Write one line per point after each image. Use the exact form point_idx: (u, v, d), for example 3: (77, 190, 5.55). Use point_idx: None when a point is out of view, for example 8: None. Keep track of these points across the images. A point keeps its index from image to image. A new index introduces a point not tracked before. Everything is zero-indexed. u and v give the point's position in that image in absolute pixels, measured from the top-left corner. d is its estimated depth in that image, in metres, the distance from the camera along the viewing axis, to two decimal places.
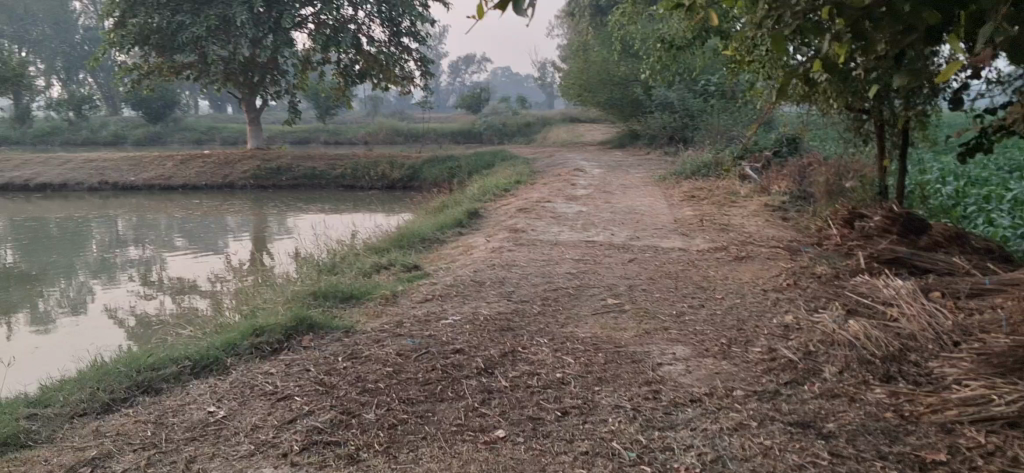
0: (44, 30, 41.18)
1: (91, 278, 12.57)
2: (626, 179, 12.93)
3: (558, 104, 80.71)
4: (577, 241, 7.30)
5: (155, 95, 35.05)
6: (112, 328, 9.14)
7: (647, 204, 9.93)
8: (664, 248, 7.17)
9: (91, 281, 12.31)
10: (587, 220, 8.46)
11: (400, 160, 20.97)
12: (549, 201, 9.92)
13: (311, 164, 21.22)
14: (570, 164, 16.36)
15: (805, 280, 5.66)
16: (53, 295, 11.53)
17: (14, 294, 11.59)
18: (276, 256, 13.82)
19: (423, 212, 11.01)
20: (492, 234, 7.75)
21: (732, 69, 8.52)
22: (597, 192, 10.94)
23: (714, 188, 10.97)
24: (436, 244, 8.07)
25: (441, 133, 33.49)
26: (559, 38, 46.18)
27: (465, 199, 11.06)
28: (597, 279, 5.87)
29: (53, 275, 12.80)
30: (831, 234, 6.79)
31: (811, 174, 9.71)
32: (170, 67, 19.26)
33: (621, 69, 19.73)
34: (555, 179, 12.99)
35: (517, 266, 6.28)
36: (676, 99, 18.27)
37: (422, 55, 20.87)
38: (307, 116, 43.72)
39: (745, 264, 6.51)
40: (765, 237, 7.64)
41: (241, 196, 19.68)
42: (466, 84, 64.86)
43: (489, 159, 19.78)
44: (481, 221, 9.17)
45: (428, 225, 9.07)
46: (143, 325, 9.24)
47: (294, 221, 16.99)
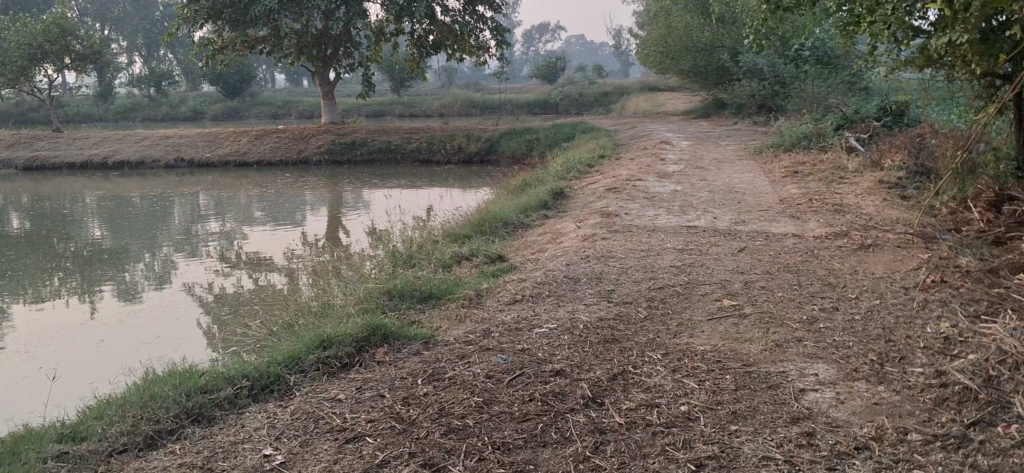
0: (125, 8, 41.51)
1: (174, 252, 12.37)
2: (719, 153, 12.10)
3: (633, 73, 79.18)
4: (677, 227, 6.60)
5: (232, 70, 35.09)
6: (189, 306, 8.83)
7: (747, 182, 9.14)
8: (775, 233, 6.42)
9: (174, 255, 12.11)
10: (684, 201, 7.74)
11: (476, 133, 20.38)
12: (639, 179, 9.19)
13: (385, 138, 20.78)
14: (655, 136, 15.54)
15: (954, 276, 4.86)
16: (139, 268, 11.35)
17: (99, 268, 11.43)
18: (353, 232, 13.41)
19: (504, 191, 10.40)
20: (580, 218, 7.09)
21: (846, 32, 7.67)
22: (690, 168, 10.17)
23: (818, 163, 10.10)
24: (520, 229, 7.45)
25: (517, 104, 32.85)
26: (636, 4, 44.93)
27: (547, 176, 10.41)
28: (706, 275, 5.17)
29: (134, 248, 12.63)
30: (974, 218, 5.94)
31: (931, 146, 8.78)
32: (243, 41, 18.96)
33: (706, 35, 18.75)
34: (642, 153, 12.23)
35: (613, 257, 5.62)
36: (766, 65, 17.27)
37: (497, 24, 20.16)
38: (382, 88, 43.46)
39: (872, 254, 5.72)
40: (888, 220, 6.81)
41: (316, 172, 19.36)
42: (541, 53, 63.91)
43: (568, 130, 19.06)
44: (567, 202, 8.52)
45: (509, 206, 8.45)
46: (221, 304, 8.91)
47: (369, 197, 16.57)
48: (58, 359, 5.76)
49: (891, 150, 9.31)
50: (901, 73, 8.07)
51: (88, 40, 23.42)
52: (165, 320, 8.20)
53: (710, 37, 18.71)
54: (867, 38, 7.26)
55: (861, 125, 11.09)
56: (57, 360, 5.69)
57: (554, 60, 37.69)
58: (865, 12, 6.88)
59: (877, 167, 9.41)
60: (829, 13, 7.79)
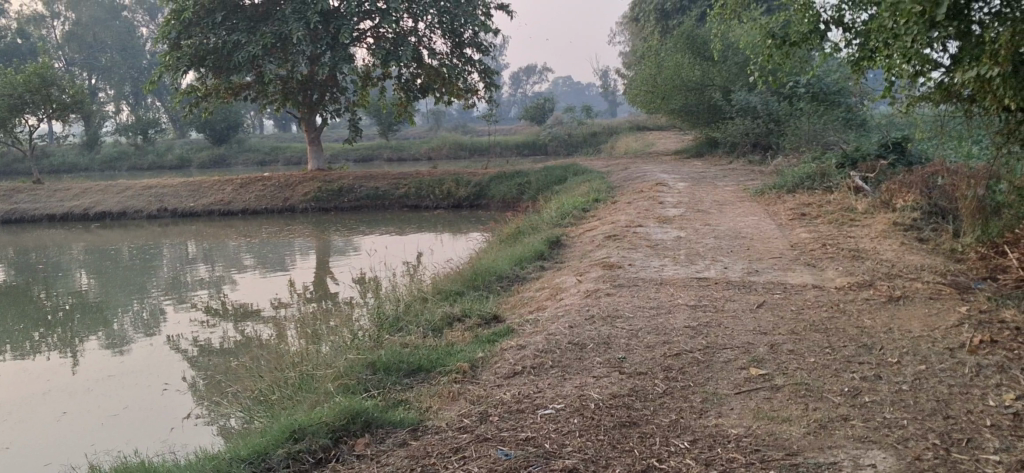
0: (111, 55, 41.38)
1: (162, 299, 11.93)
2: (719, 195, 11.64)
3: (621, 112, 79.16)
4: (686, 279, 6.10)
5: (218, 117, 34.69)
6: (174, 359, 8.39)
7: (753, 225, 8.65)
8: (792, 285, 5.92)
9: (162, 303, 11.67)
10: (690, 248, 7.24)
11: (465, 176, 19.90)
12: (640, 224, 8.71)
13: (373, 184, 20.26)
14: (650, 177, 15.09)
15: (1004, 337, 4.35)
16: (124, 317, 10.89)
17: (82, 318, 10.96)
18: (340, 280, 12.89)
19: (497, 239, 9.91)
20: (579, 272, 6.58)
21: (857, 64, 7.30)
22: (692, 211, 9.68)
23: (825, 205, 9.64)
24: (515, 283, 6.93)
25: (506, 146, 32.46)
26: (623, 45, 44.83)
27: (542, 223, 9.92)
28: (726, 336, 4.65)
29: (118, 297, 12.16)
30: (1011, 266, 5.44)
31: (946, 185, 8.32)
32: (227, 88, 18.52)
33: (697, 73, 18.36)
34: (640, 196, 11.74)
35: (620, 317, 5.10)
36: (760, 102, 16.87)
37: (486, 66, 19.75)
38: (369, 132, 43.07)
39: (904, 308, 5.22)
40: (913, 267, 6.32)
41: (301, 220, 18.84)
42: (528, 95, 63.85)
43: (560, 173, 18.61)
44: (565, 252, 8.01)
45: (503, 257, 7.95)
46: (206, 357, 8.43)
47: (357, 243, 16.07)
48: (14, 453, 5.28)
49: (902, 189, 8.85)
50: (915, 109, 7.63)
51: (70, 89, 22.97)
52: (144, 376, 7.72)
53: (701, 75, 18.33)
54: (882, 72, 6.88)
55: (865, 163, 10.66)
56: (13, 457, 5.21)
57: (543, 102, 37.38)
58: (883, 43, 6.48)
59: (887, 207, 8.95)
60: (839, 47, 7.40)
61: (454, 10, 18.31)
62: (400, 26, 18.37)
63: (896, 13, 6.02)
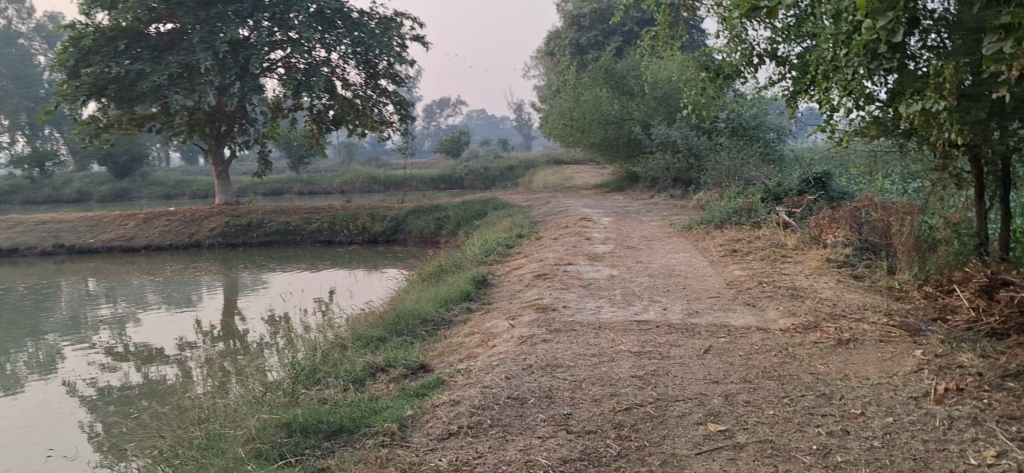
0: (5, 85, 39.35)
1: (59, 339, 11.11)
2: (643, 230, 11.41)
3: (535, 146, 79.40)
4: (625, 322, 5.75)
5: (121, 148, 33.35)
6: (69, 407, 7.69)
7: (684, 262, 8.40)
8: (735, 327, 5.64)
9: (59, 343, 10.86)
10: (623, 288, 6.93)
11: (381, 211, 19.38)
12: (569, 262, 8.37)
13: (285, 218, 19.56)
14: (573, 212, 14.84)
15: (969, 385, 4.11)
16: (17, 359, 10.06)
17: None
18: (251, 318, 12.22)
19: (417, 278, 9.45)
20: (510, 315, 6.18)
21: (792, 98, 7.15)
22: (620, 248, 9.40)
23: (754, 240, 9.47)
24: (441, 328, 6.48)
25: (422, 179, 32.01)
26: (538, 79, 44.95)
27: (466, 260, 9.51)
28: (676, 387, 4.31)
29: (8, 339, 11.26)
30: (961, 306, 5.26)
31: (876, 221, 8.23)
32: (130, 119, 17.65)
33: (616, 107, 18.26)
34: (563, 232, 11.43)
35: (560, 366, 4.71)
36: (679, 137, 16.78)
37: (402, 99, 19.33)
38: (280, 166, 42.05)
39: (855, 352, 4.96)
40: (854, 307, 6.12)
41: (209, 256, 18.02)
42: (442, 128, 63.52)
43: (479, 207, 18.25)
44: (492, 292, 7.60)
45: (426, 297, 7.51)
46: (104, 405, 7.75)
47: (269, 279, 15.40)
48: None
49: (831, 225, 8.73)
50: (848, 144, 7.51)
51: None
52: (33, 426, 7.01)
53: (620, 108, 18.22)
54: (819, 106, 6.73)
55: (789, 198, 10.58)
56: None
57: (458, 135, 37.07)
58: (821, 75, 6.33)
59: (817, 243, 8.82)
60: (773, 81, 7.24)
61: (368, 41, 17.76)
62: (313, 57, 17.84)
63: (840, 45, 5.86)
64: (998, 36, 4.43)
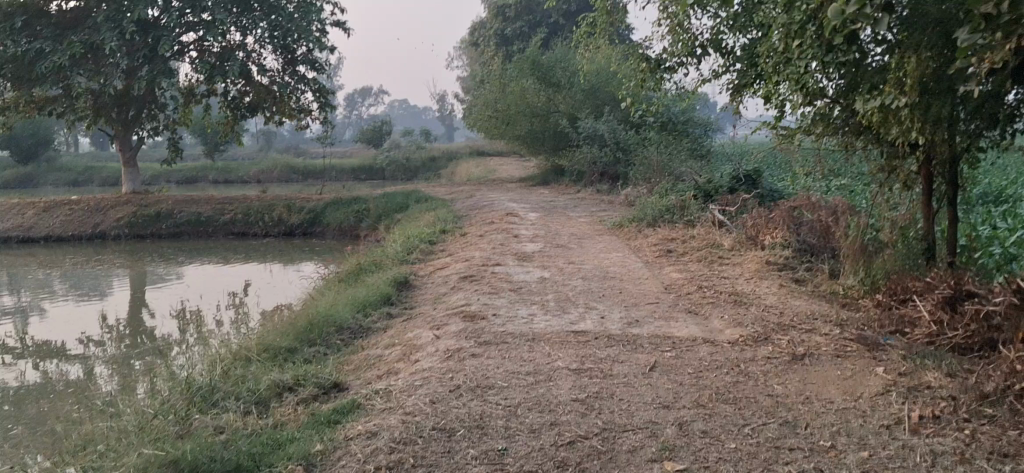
0: None
1: None
2: (573, 228, 10.94)
3: (456, 137, 78.64)
4: (561, 333, 5.25)
5: (24, 131, 31.55)
6: None
7: (620, 264, 7.95)
8: (680, 339, 5.19)
9: None
10: (558, 294, 6.44)
11: (298, 201, 18.56)
12: (497, 263, 7.84)
13: (196, 208, 18.57)
14: (498, 206, 14.31)
15: (945, 411, 3.73)
16: None
17: None
18: (159, 313, 11.37)
19: (333, 278, 8.82)
20: (434, 324, 5.62)
21: (738, 91, 6.78)
22: (551, 247, 8.90)
23: (688, 240, 9.09)
24: (356, 339, 5.88)
25: (341, 169, 31.13)
26: (461, 70, 44.29)
27: (386, 259, 8.91)
28: (624, 414, 3.84)
29: None
30: (918, 317, 4.92)
31: (815, 221, 7.92)
32: (28, 101, 16.49)
33: (542, 98, 17.76)
34: (490, 228, 10.88)
35: (492, 387, 4.19)
36: (606, 131, 16.33)
37: (321, 85, 18.53)
38: (194, 153, 40.47)
39: (813, 369, 4.57)
40: (802, 316, 5.75)
41: (113, 248, 16.96)
42: (363, 117, 62.31)
43: (400, 199, 17.60)
44: (416, 296, 7.03)
45: (343, 301, 6.90)
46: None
47: (180, 273, 14.54)
48: None
49: (768, 226, 8.39)
50: (791, 144, 7.16)
51: None
52: None
53: (546, 101, 17.71)
54: (767, 100, 6.36)
55: (723, 196, 10.24)
56: None
57: (380, 125, 36.20)
58: (772, 66, 5.93)
59: (753, 244, 8.49)
60: (717, 73, 6.85)
61: (286, 24, 16.84)
62: (228, 39, 16.93)
63: (792, 36, 5.49)
64: (973, 28, 4.08)
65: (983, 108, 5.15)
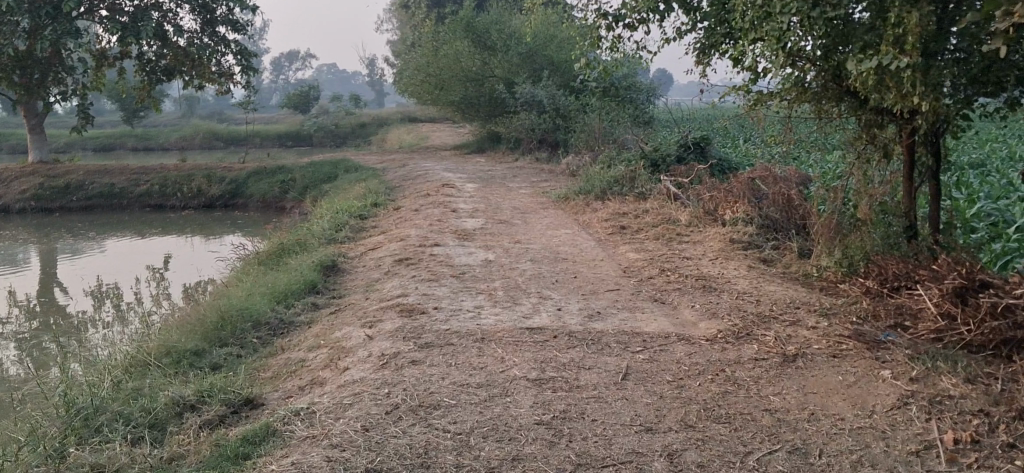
0: None
1: None
2: (514, 201, 10.20)
3: (387, 103, 77.29)
4: (515, 330, 4.54)
5: None
6: None
7: (572, 243, 7.25)
8: (650, 336, 4.53)
9: None
10: (506, 281, 5.74)
11: (218, 171, 17.45)
12: (436, 242, 7.09)
13: (109, 178, 17.29)
14: (433, 177, 13.50)
15: (981, 437, 3.12)
16: None
17: None
18: (67, 290, 10.30)
19: (254, 260, 7.95)
20: (365, 321, 4.86)
21: (705, 52, 6.12)
22: (493, 224, 8.16)
23: (641, 215, 8.43)
24: (276, 338, 5.09)
25: (266, 136, 29.87)
26: (391, 34, 43.01)
27: (312, 238, 8.07)
28: (602, 442, 3.15)
29: None
30: (919, 310, 4.31)
31: (777, 194, 7.33)
32: None
33: (477, 62, 16.90)
34: (426, 202, 10.09)
35: (439, 407, 3.47)
36: (545, 97, 15.54)
37: (243, 48, 17.39)
38: (109, 120, 38.45)
39: (809, 374, 3.93)
40: (781, 305, 5.13)
41: (18, 223, 15.65)
42: (290, 82, 60.43)
43: (328, 169, 16.67)
44: (346, 284, 6.23)
45: (262, 289, 6.09)
46: None
47: (95, 246, 13.45)
48: None
49: (728, 200, 7.79)
50: (756, 113, 6.50)
51: None
52: None
53: (481, 65, 16.84)
54: (739, 62, 5.70)
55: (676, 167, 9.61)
56: None
57: (306, 90, 34.86)
58: (750, 22, 5.25)
59: (711, 219, 7.88)
60: (680, 33, 6.17)
61: None
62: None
63: None
64: None
65: (990, 71, 4.56)
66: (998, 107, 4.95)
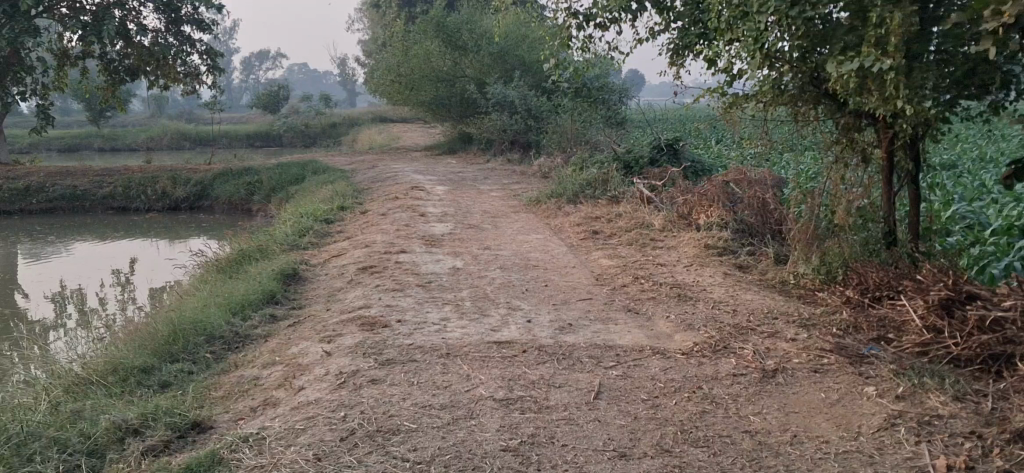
0: None
1: None
2: (485, 204, 9.97)
3: (359, 103, 76.73)
4: (481, 344, 4.32)
5: None
6: None
7: (543, 248, 7.03)
8: (624, 350, 4.32)
9: None
10: (473, 290, 5.51)
11: (183, 172, 17.06)
12: (402, 249, 6.85)
13: (70, 180, 16.84)
14: (403, 178, 13.24)
15: (975, 463, 2.94)
16: None
17: None
18: (23, 297, 9.93)
19: (213, 267, 7.66)
20: (324, 335, 4.61)
21: (679, 52, 5.93)
22: (463, 229, 7.93)
23: (614, 219, 8.23)
24: (231, 354, 4.83)
25: (235, 137, 29.43)
26: (362, 33, 42.58)
27: (274, 244, 7.80)
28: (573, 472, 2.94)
29: None
30: (903, 322, 4.14)
31: (752, 198, 7.16)
32: None
33: (448, 62, 16.63)
34: (395, 205, 9.83)
35: (399, 433, 3.24)
36: (517, 97, 15.33)
37: (209, 47, 17.03)
38: (75, 119, 37.69)
39: (790, 391, 3.74)
40: (759, 315, 4.94)
41: None
42: (260, 82, 59.74)
43: (296, 171, 16.35)
44: (307, 294, 5.98)
45: (218, 299, 5.82)
46: None
47: (55, 250, 13.06)
48: None
49: (702, 203, 7.60)
50: (731, 116, 6.31)
51: None
52: None
53: (452, 65, 16.61)
54: (714, 63, 5.51)
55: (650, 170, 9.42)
56: None
57: (276, 89, 34.40)
58: (726, 21, 5.06)
59: (685, 223, 7.70)
60: (654, 33, 5.98)
61: None
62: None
63: None
64: None
65: (975, 74, 4.40)
66: (981, 110, 4.79)
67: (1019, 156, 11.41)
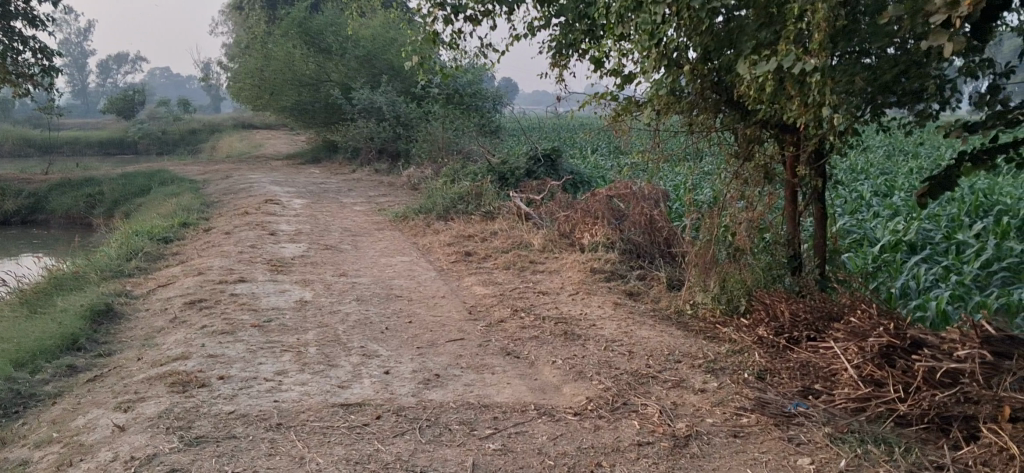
0: None
1: None
2: (348, 220, 9.02)
3: (224, 109, 73.83)
4: (322, 409, 3.43)
5: None
6: None
7: (408, 274, 6.17)
8: (503, 411, 3.50)
9: None
10: (322, 330, 4.60)
11: (14, 183, 15.35)
12: (242, 277, 5.86)
13: None
14: (259, 190, 12.11)
15: None
16: None
17: None
18: None
19: (17, 298, 6.45)
20: (122, 400, 3.62)
21: (563, 51, 5.19)
22: (318, 251, 6.97)
23: (488, 238, 7.44)
24: (5, 423, 3.77)
25: (84, 143, 27.29)
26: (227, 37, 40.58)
27: (94, 270, 6.65)
28: None
29: None
30: (829, 372, 3.46)
31: (639, 215, 6.48)
32: None
33: (311, 66, 15.52)
34: (245, 221, 8.77)
35: None
36: (385, 103, 14.40)
37: (44, 45, 15.40)
38: None
39: (710, 468, 3.00)
40: (661, 358, 4.21)
41: None
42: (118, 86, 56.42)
43: (142, 181, 14.93)
44: (119, 337, 4.92)
45: (3, 347, 4.70)
46: None
47: None
48: None
49: (586, 220, 6.91)
50: (617, 124, 5.60)
51: None
52: None
53: (316, 69, 15.51)
54: (602, 64, 4.79)
55: (527, 183, 8.65)
56: None
57: (131, 93, 32.24)
58: (616, 13, 4.33)
59: (566, 241, 6.98)
60: (534, 29, 5.23)
61: None
62: None
63: None
64: None
65: (906, 79, 3.81)
66: (904, 120, 4.20)
67: (895, 168, 11.27)
